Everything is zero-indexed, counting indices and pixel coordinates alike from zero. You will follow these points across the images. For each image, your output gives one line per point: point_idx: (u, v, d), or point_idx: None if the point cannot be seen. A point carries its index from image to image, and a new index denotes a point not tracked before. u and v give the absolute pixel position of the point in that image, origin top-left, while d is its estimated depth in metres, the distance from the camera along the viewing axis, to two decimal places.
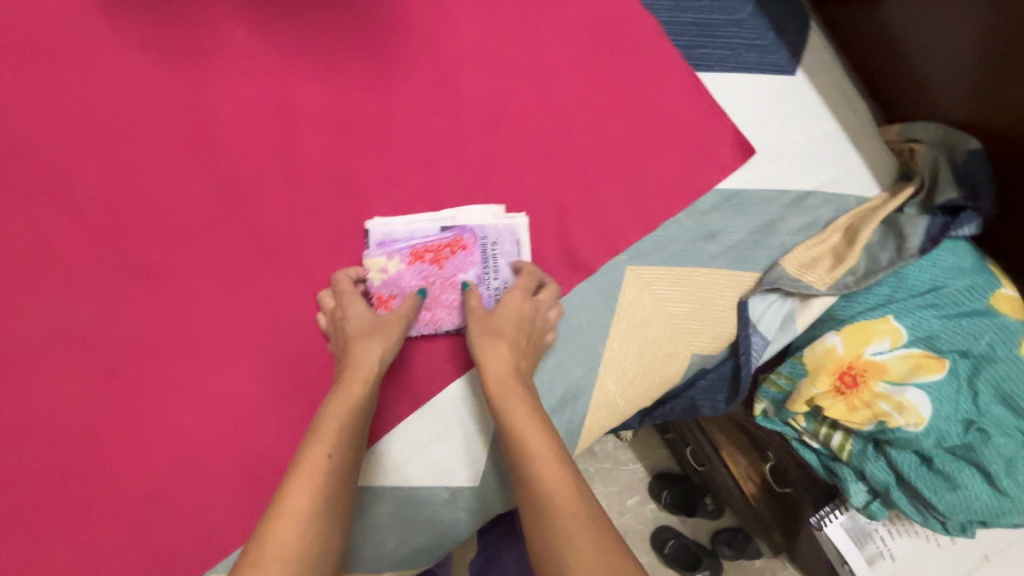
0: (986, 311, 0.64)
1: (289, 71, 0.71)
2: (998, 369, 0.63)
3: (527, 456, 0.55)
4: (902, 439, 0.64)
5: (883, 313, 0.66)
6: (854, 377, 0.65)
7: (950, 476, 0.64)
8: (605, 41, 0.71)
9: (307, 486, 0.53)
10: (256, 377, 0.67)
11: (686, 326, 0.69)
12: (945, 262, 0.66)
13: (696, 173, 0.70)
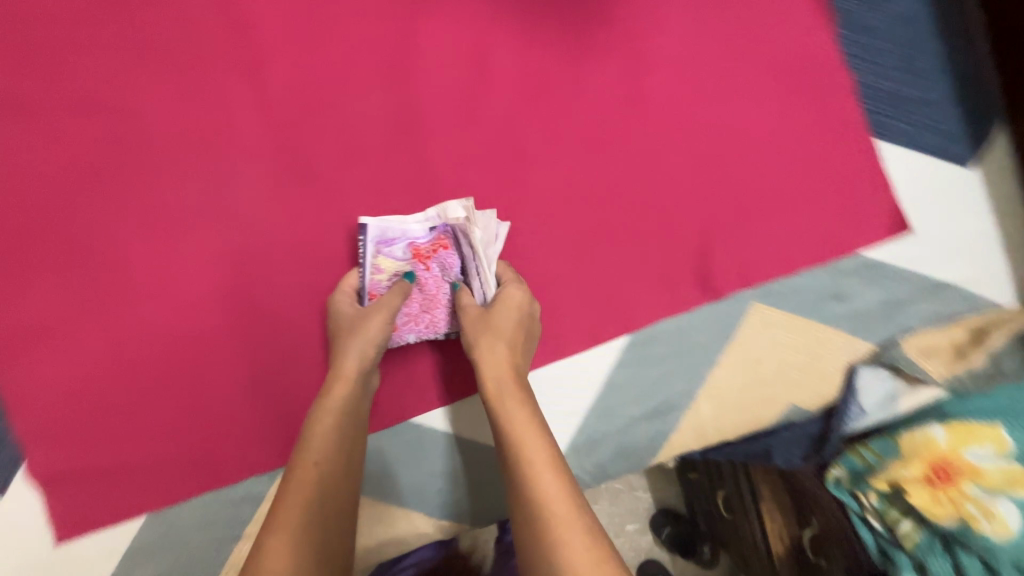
0: None
1: (495, 19, 0.70)
2: None
3: (525, 461, 0.54)
4: (980, 547, 0.61)
5: (993, 419, 0.65)
6: (943, 470, 0.65)
7: None
8: (801, 85, 0.72)
9: (307, 480, 0.55)
10: None
11: (792, 375, 0.72)
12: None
13: (846, 236, 0.72)
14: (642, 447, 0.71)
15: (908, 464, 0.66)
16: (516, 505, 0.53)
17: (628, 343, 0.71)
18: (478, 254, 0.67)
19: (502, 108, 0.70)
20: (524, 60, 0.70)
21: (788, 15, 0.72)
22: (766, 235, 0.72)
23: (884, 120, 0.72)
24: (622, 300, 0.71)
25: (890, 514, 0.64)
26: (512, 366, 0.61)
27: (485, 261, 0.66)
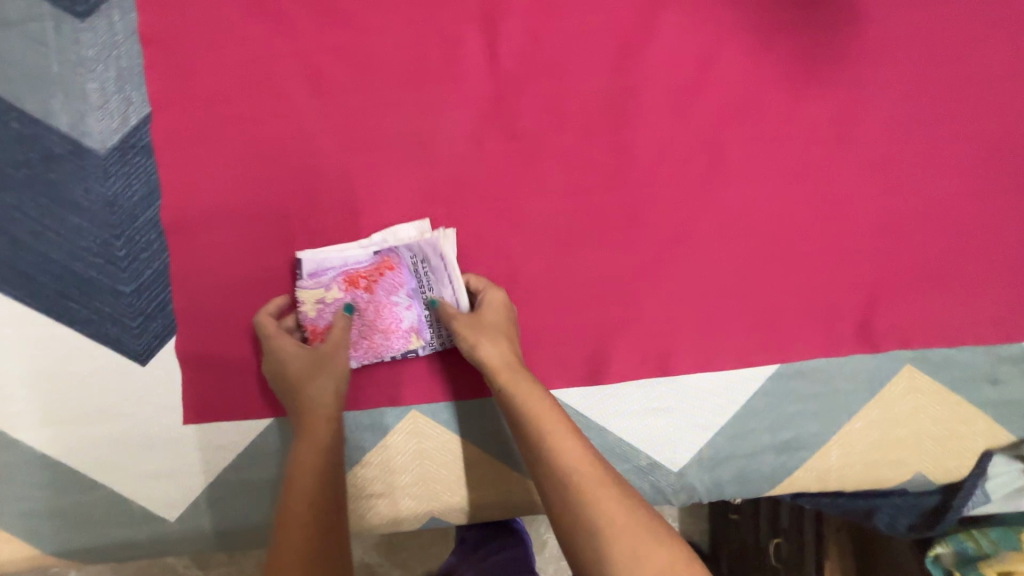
0: None
1: (729, 29, 0.71)
2: None
3: (547, 444, 0.57)
4: None
5: None
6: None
7: None
8: (1006, 166, 0.72)
9: (312, 459, 0.58)
10: (548, 271, 0.71)
11: (927, 443, 0.72)
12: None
13: (1014, 323, 0.72)
14: (759, 477, 0.71)
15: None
16: (546, 485, 0.56)
17: (776, 372, 0.71)
18: (438, 267, 0.69)
19: (712, 116, 0.71)
20: (747, 76, 0.71)
21: (1013, 96, 0.72)
22: (938, 301, 0.72)
23: None
24: (781, 329, 0.71)
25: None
26: (507, 362, 0.62)
27: (457, 269, 0.68)
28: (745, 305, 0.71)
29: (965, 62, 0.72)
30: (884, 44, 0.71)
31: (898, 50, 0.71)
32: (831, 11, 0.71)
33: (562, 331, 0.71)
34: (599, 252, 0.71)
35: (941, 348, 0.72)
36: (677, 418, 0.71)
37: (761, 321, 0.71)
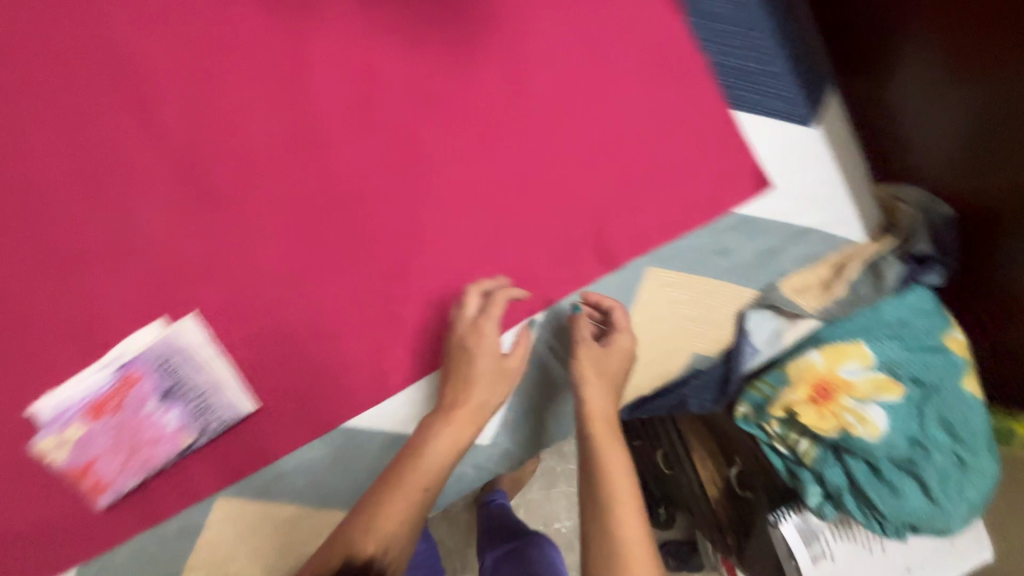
0: (938, 348, 0.77)
1: (377, 41, 0.76)
2: (944, 399, 0.75)
3: (611, 491, 0.62)
4: (860, 447, 0.75)
5: (856, 338, 0.78)
6: (823, 388, 0.77)
7: (893, 484, 0.75)
8: (660, 69, 0.80)
9: (428, 466, 0.62)
10: (303, 314, 0.72)
11: (690, 325, 0.80)
12: (916, 312, 0.78)
13: (721, 196, 0.80)
14: (572, 411, 0.81)
15: (792, 389, 0.77)
16: (592, 529, 0.61)
17: (545, 318, 0.77)
18: (181, 362, 0.68)
19: (395, 120, 0.76)
20: (410, 75, 0.76)
21: (643, 10, 0.81)
22: (652, 203, 0.80)
23: (739, 92, 0.81)
24: (532, 281, 0.77)
25: (784, 432, 0.80)
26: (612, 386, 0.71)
27: (209, 353, 0.69)
28: (493, 270, 0.77)
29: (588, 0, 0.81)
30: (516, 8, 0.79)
31: (529, 10, 0.79)
32: None
33: (336, 360, 0.73)
34: (344, 277, 0.74)
35: (670, 239, 0.80)
36: None
37: (512, 278, 0.77)
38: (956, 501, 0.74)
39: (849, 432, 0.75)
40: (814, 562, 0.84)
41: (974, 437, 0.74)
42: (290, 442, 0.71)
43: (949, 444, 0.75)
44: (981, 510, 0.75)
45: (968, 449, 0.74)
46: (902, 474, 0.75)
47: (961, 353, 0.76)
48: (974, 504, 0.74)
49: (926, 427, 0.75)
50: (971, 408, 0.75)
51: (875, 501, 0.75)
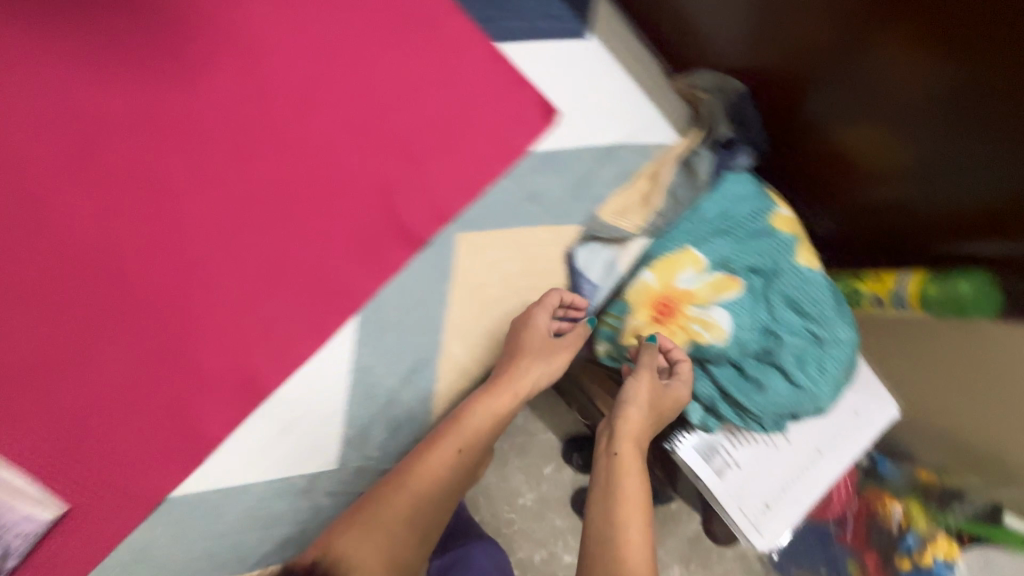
0: (766, 230, 0.74)
1: (92, 82, 0.71)
2: (785, 280, 0.73)
3: (622, 498, 0.61)
4: (714, 353, 0.71)
5: (683, 245, 0.74)
6: (666, 304, 0.73)
7: (757, 380, 0.72)
8: (407, 25, 0.75)
9: (426, 476, 0.63)
10: (88, 392, 0.66)
11: (519, 280, 0.75)
12: (738, 202, 0.75)
13: (514, 137, 0.75)
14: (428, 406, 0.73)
15: (637, 314, 0.73)
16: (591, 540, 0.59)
17: (360, 321, 0.72)
18: None
19: (135, 160, 0.70)
20: (139, 108, 0.71)
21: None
22: (443, 165, 0.74)
23: (500, 26, 0.76)
24: (335, 284, 0.71)
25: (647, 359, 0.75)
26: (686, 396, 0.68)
27: None
28: (292, 285, 0.71)
29: None
30: (240, 9, 0.74)
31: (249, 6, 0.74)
32: (171, 15, 0.73)
33: (145, 430, 0.66)
34: (126, 339, 0.67)
35: (473, 197, 0.75)
36: (304, 424, 0.70)
37: (315, 287, 0.71)
38: (821, 378, 0.72)
39: (701, 342, 0.71)
40: (720, 476, 0.85)
41: (821, 310, 0.72)
42: (110, 532, 0.64)
43: (799, 323, 0.72)
44: (848, 380, 0.73)
45: (818, 324, 0.72)
46: (763, 367, 0.72)
47: (789, 231, 0.74)
48: (838, 375, 0.72)
49: (772, 313, 0.72)
50: (813, 283, 0.73)
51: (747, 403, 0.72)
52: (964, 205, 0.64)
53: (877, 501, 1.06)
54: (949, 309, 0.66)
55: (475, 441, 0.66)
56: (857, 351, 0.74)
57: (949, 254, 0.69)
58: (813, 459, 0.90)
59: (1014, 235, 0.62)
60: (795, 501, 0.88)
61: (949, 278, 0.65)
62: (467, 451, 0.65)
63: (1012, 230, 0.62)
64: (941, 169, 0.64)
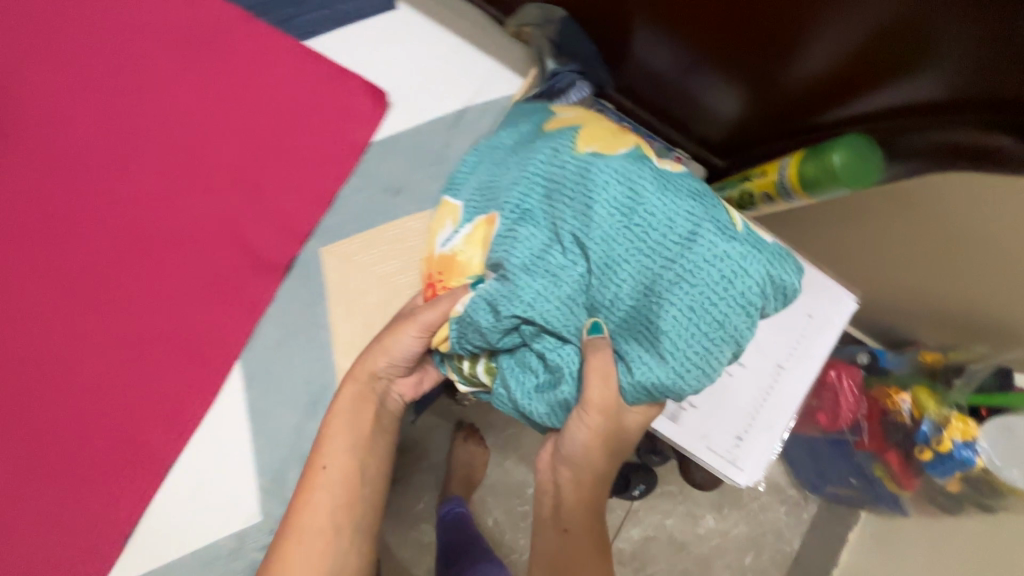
0: (537, 140, 0.60)
1: None
2: (557, 192, 0.55)
3: (566, 513, 0.65)
4: (482, 343, 0.56)
5: (445, 200, 0.65)
6: (433, 278, 0.62)
7: (552, 358, 0.55)
8: (207, 50, 0.71)
9: (332, 472, 0.63)
10: None
11: (400, 278, 0.70)
12: (509, 131, 0.66)
13: (348, 132, 0.70)
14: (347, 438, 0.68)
15: (417, 299, 0.65)
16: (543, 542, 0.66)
17: (245, 365, 0.68)
18: None
19: None
20: None
21: (161, 8, 0.72)
22: (284, 183, 0.70)
23: (300, 21, 0.71)
24: (204, 334, 0.67)
25: (459, 368, 0.64)
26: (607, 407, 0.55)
27: None
28: (158, 349, 0.66)
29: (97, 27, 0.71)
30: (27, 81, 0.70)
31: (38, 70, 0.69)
32: None
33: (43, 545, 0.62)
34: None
35: (325, 206, 0.70)
36: (216, 484, 0.67)
37: (182, 345, 0.67)
38: (663, 326, 0.52)
39: (462, 317, 0.56)
40: (675, 420, 0.78)
41: (618, 219, 0.53)
42: None
43: (592, 254, 0.53)
44: (708, 315, 0.51)
45: (616, 250, 0.53)
46: (580, 336, 0.54)
47: (564, 128, 0.60)
48: (687, 316, 0.51)
49: (561, 244, 0.53)
50: (609, 180, 0.53)
51: (559, 395, 0.56)
52: (803, 80, 0.62)
53: (887, 397, 1.21)
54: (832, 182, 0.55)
55: (363, 453, 0.65)
56: (722, 257, 0.52)
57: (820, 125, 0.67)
58: (774, 376, 0.82)
59: (866, 91, 0.59)
60: (769, 424, 0.82)
61: (821, 150, 0.56)
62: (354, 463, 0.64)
63: (859, 87, 0.59)
64: (794, 48, 0.59)
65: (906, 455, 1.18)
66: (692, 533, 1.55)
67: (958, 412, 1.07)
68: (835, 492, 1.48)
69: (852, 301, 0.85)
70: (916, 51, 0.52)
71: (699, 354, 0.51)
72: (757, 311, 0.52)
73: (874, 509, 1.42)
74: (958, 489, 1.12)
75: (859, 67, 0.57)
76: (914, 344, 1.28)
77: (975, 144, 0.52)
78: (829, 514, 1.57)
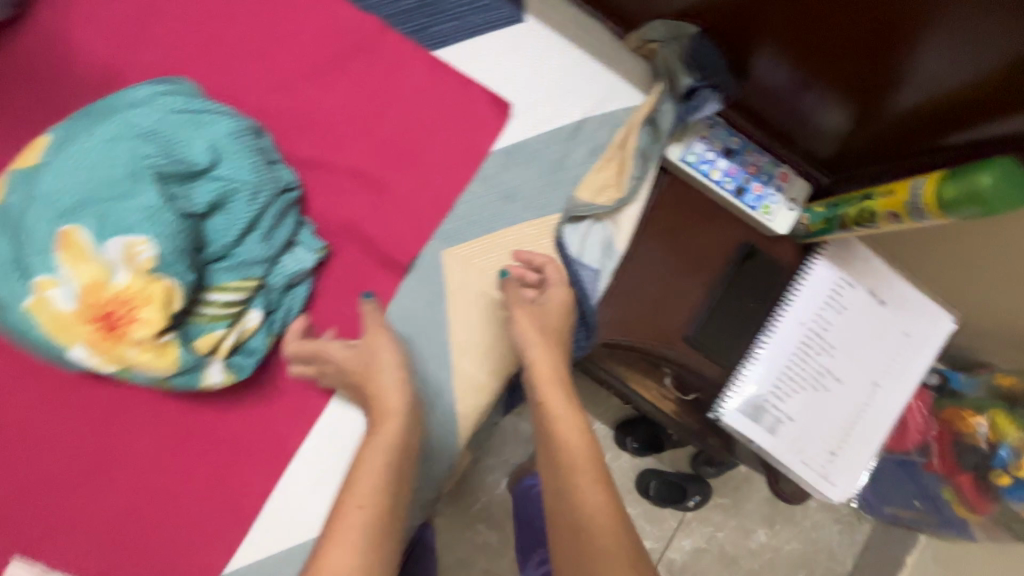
0: (30, 172, 0.56)
1: None
2: (86, 168, 0.56)
3: (574, 469, 0.60)
4: (171, 256, 0.55)
5: (22, 303, 0.54)
6: (108, 310, 0.54)
7: (241, 219, 0.62)
8: (342, 54, 0.71)
9: (365, 467, 0.57)
10: (140, 485, 0.67)
11: (517, 282, 0.72)
12: (15, 176, 0.56)
13: (472, 139, 0.73)
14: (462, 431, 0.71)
15: (133, 356, 0.56)
16: (560, 523, 0.58)
17: None
18: None
19: None
20: None
21: None
22: (411, 185, 0.72)
23: (429, 31, 0.72)
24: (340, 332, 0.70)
25: (209, 321, 0.61)
26: (551, 372, 0.66)
27: None
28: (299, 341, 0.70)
29: (226, 20, 0.71)
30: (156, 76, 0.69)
31: (164, 66, 0.69)
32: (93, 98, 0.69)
33: (184, 518, 0.67)
34: (153, 427, 0.68)
35: (446, 210, 0.72)
36: (335, 472, 0.69)
37: (311, 337, 0.70)
38: (286, 176, 0.66)
39: (161, 255, 0.54)
40: (773, 433, 0.79)
41: (156, 141, 0.58)
42: None
43: (178, 171, 0.59)
44: (261, 155, 0.64)
45: (182, 158, 0.59)
46: (243, 182, 0.62)
47: (11, 174, 0.56)
48: (243, 154, 0.62)
49: (101, 186, 0.55)
50: (143, 112, 0.59)
51: (249, 191, 0.62)
52: (927, 105, 0.62)
53: (960, 419, 1.20)
54: (966, 206, 0.56)
55: (385, 490, 0.56)
56: (180, 104, 0.61)
57: (940, 146, 0.65)
58: (870, 393, 0.82)
59: (996, 116, 0.57)
60: (861, 441, 0.82)
61: (963, 173, 0.56)
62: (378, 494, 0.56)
63: (985, 114, 0.58)
64: (932, 79, 0.58)
65: (981, 480, 1.16)
66: (744, 547, 1.54)
67: None
68: (893, 513, 1.43)
69: (948, 321, 0.85)
70: None
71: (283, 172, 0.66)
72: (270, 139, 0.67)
73: (935, 535, 1.40)
74: None
75: (987, 95, 0.55)
76: (986, 365, 1.27)
77: None
78: (887, 534, 1.55)
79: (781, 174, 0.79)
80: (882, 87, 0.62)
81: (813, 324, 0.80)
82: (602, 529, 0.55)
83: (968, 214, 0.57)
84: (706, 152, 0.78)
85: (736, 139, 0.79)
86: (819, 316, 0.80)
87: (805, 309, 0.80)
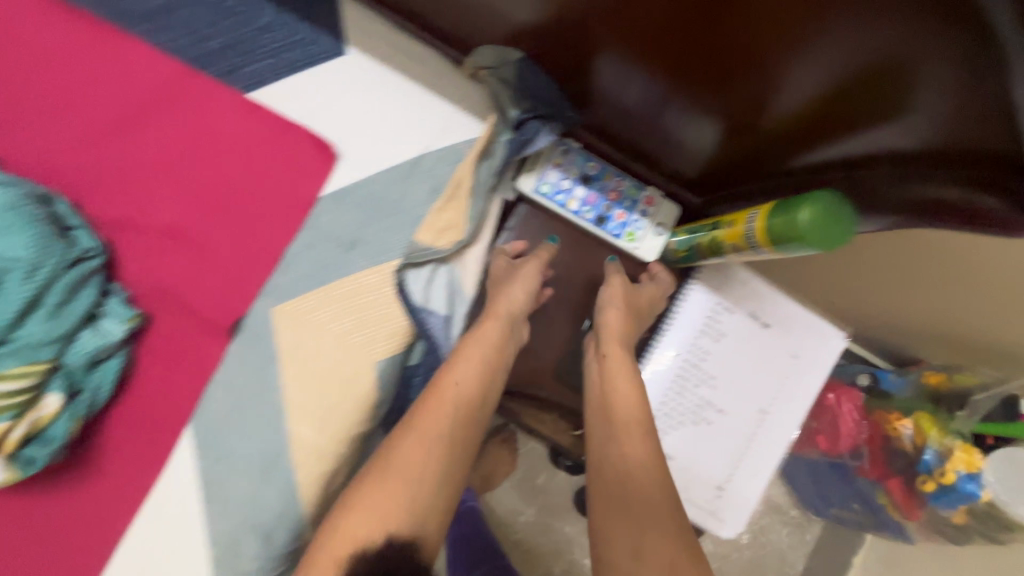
0: None
1: None
2: None
3: (625, 421, 0.62)
4: None
5: None
6: None
7: (19, 298, 0.56)
8: (146, 103, 0.65)
9: (437, 395, 0.59)
10: None
11: (356, 337, 0.67)
12: None
13: (298, 185, 0.67)
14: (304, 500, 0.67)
15: None
16: (606, 484, 0.59)
17: (195, 430, 0.66)
18: None
19: None
20: None
21: None
22: (233, 241, 0.67)
23: (244, 71, 0.66)
24: (164, 405, 0.65)
25: None
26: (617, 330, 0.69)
27: None
28: (117, 418, 0.64)
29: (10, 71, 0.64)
30: None
31: None
32: None
33: None
34: None
35: (274, 265, 0.67)
36: (168, 553, 0.65)
37: (133, 412, 0.64)
38: (82, 241, 0.61)
39: None
40: None
41: None
42: None
43: None
44: (45, 223, 0.58)
45: None
46: (18, 257, 0.56)
47: None
48: (18, 225, 0.56)
49: None
50: None
51: (26, 266, 0.56)
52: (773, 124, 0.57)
53: (889, 422, 1.10)
54: (794, 242, 0.51)
55: (448, 452, 0.57)
56: None
57: (794, 167, 0.62)
58: (757, 423, 0.78)
59: (839, 134, 0.54)
60: (750, 473, 0.78)
61: (787, 205, 0.52)
62: (447, 433, 0.57)
63: (826, 132, 0.55)
64: (774, 98, 0.53)
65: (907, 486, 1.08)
66: None
67: (962, 442, 0.95)
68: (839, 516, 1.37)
69: (840, 338, 0.79)
70: (882, 104, 0.47)
71: (79, 237, 0.61)
72: (66, 203, 0.62)
73: (879, 535, 1.33)
74: (964, 522, 1.01)
75: (825, 112, 0.52)
76: (919, 363, 1.14)
77: (955, 199, 0.45)
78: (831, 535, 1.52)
79: (646, 200, 0.74)
80: (728, 106, 0.58)
81: (688, 355, 0.76)
82: (641, 472, 0.58)
83: (794, 249, 0.52)
84: (561, 181, 0.73)
85: (594, 163, 0.73)
86: (694, 346, 0.76)
87: (677, 339, 0.76)
